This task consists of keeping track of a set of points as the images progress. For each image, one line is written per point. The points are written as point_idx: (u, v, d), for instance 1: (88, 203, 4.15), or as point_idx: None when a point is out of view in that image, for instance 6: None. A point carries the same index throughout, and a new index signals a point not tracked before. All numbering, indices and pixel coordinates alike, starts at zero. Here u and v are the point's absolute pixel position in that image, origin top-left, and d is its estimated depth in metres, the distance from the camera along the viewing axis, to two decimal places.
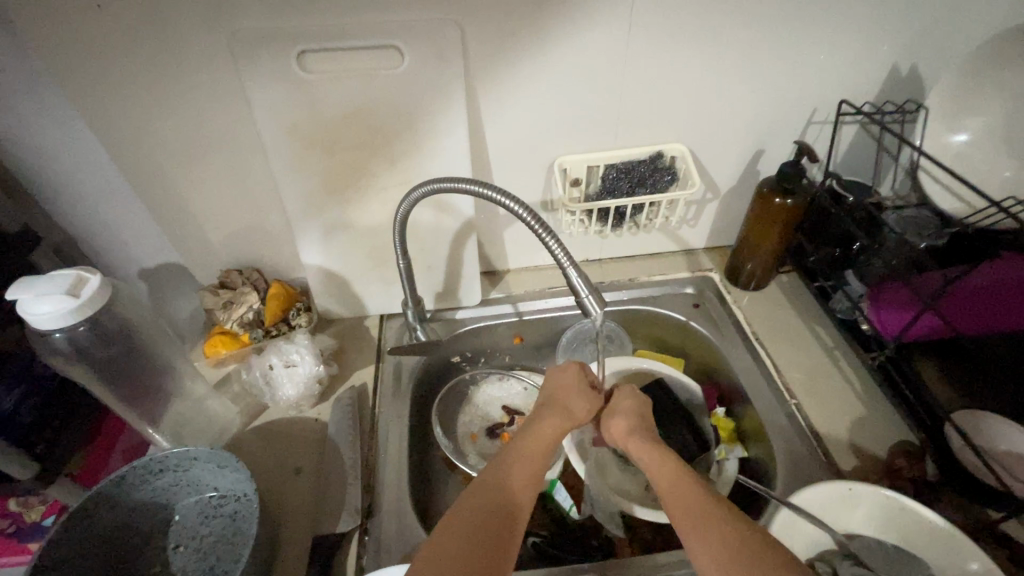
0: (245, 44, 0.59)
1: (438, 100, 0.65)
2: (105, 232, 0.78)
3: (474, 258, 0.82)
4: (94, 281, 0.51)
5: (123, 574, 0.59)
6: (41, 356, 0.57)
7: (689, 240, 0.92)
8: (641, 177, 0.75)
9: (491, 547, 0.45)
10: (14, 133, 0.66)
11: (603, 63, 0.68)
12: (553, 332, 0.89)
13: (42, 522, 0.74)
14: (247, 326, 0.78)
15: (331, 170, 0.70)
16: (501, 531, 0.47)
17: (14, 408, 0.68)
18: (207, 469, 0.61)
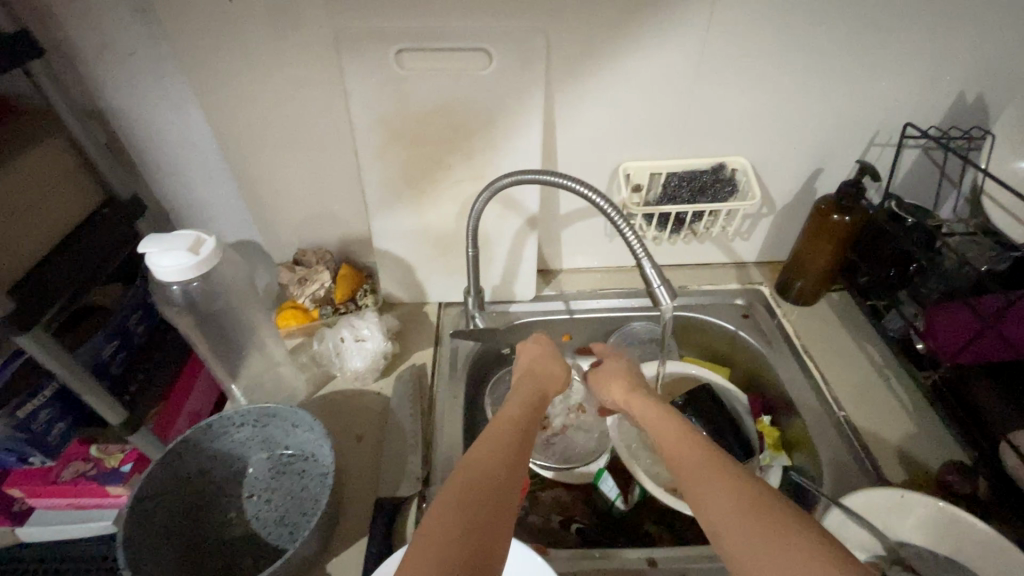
0: (352, 41, 0.65)
1: (519, 102, 0.70)
2: (197, 206, 0.85)
3: (533, 254, 0.85)
4: (210, 242, 0.57)
5: (202, 516, 0.63)
6: (155, 302, 0.65)
7: (741, 253, 0.94)
8: (702, 187, 0.78)
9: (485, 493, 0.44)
10: (134, 110, 0.73)
11: (676, 75, 0.71)
12: (602, 332, 0.92)
13: (120, 468, 0.79)
14: (317, 302, 0.83)
15: (412, 161, 0.74)
16: (502, 480, 0.45)
17: (111, 357, 0.75)
18: (282, 428, 0.65)
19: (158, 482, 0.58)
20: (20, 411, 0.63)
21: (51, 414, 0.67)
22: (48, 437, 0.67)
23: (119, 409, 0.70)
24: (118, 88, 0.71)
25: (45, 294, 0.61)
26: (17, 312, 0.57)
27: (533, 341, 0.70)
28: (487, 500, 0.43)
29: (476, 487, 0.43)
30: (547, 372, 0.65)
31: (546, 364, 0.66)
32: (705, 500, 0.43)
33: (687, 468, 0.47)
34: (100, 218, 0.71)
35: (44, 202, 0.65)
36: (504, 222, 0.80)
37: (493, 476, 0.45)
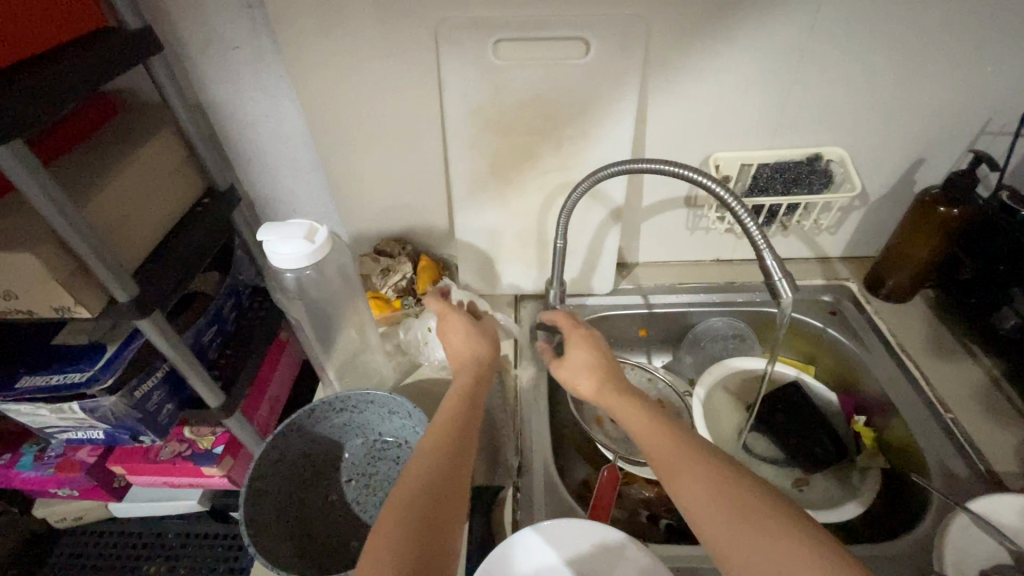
0: (452, 31, 0.65)
1: (615, 90, 0.69)
2: (285, 198, 0.87)
3: (615, 247, 0.83)
4: (322, 231, 0.58)
5: (307, 498, 0.65)
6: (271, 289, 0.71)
7: (827, 248, 0.91)
8: (797, 178, 0.75)
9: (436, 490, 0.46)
10: (233, 102, 0.75)
11: (778, 61, 0.69)
12: (679, 328, 0.90)
13: (212, 450, 0.82)
14: (399, 293, 0.84)
15: (502, 151, 0.74)
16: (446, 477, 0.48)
17: (208, 342, 0.78)
18: (378, 414, 0.66)
19: (267, 465, 0.60)
20: (138, 392, 0.66)
21: (161, 396, 0.70)
22: (160, 417, 0.71)
23: (218, 391, 0.73)
24: (223, 82, 0.73)
25: (164, 281, 0.64)
26: (141, 298, 0.60)
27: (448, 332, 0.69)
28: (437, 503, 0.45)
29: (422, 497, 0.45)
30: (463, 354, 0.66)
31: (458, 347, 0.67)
32: (686, 492, 0.46)
33: (664, 461, 0.49)
34: (202, 209, 0.74)
35: (159, 194, 0.68)
36: (588, 213, 0.79)
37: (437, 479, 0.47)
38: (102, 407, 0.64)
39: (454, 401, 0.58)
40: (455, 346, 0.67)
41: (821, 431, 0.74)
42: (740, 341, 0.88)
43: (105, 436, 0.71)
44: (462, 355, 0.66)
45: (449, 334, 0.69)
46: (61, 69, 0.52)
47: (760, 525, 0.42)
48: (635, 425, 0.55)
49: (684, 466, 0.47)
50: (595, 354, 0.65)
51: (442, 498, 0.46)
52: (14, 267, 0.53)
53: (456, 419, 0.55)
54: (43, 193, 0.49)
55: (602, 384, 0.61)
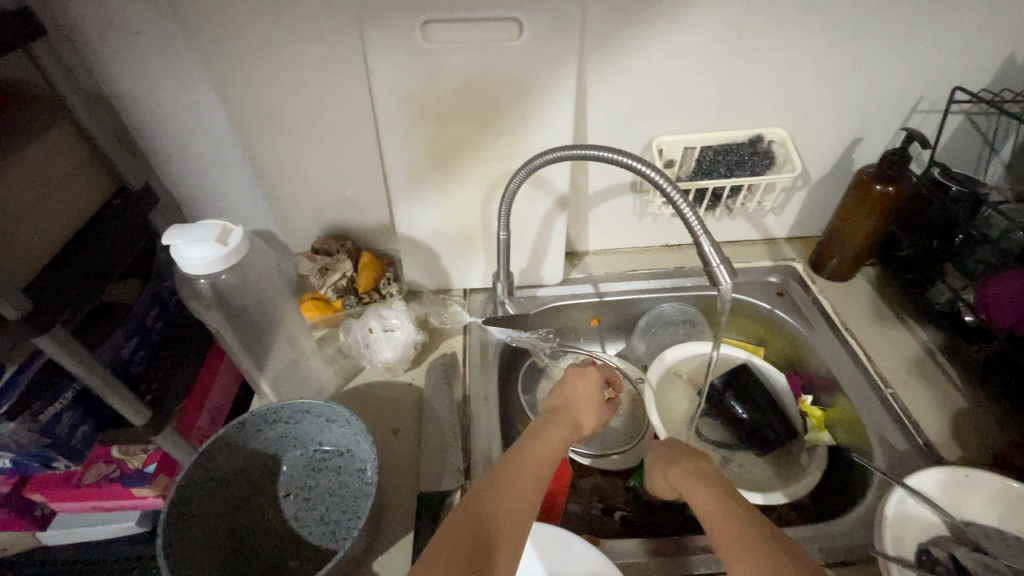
0: (374, 12, 0.60)
1: (552, 73, 0.66)
2: (210, 196, 0.81)
3: (562, 236, 0.81)
4: (238, 232, 0.54)
5: (241, 516, 0.62)
6: (188, 298, 0.66)
7: (773, 229, 0.91)
8: (739, 160, 0.75)
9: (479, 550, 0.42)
10: (140, 93, 0.69)
11: (715, 41, 0.67)
12: (631, 315, 0.89)
13: (144, 470, 0.76)
14: (340, 293, 0.80)
15: (439, 140, 0.71)
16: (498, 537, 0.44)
17: (130, 356, 0.72)
18: (316, 424, 0.63)
19: (192, 487, 0.56)
20: (43, 416, 0.60)
21: (74, 417, 0.64)
22: (74, 441, 0.65)
23: (141, 409, 0.68)
24: (125, 70, 0.67)
25: (65, 292, 0.58)
26: (34, 313, 0.54)
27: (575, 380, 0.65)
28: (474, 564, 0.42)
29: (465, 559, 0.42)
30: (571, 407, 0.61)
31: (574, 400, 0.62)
32: None
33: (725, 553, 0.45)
34: (113, 211, 0.68)
35: (55, 197, 0.61)
36: (533, 202, 0.76)
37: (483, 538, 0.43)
38: (2, 434, 0.59)
39: (538, 439, 0.55)
40: (565, 394, 0.63)
41: (770, 412, 0.74)
42: (691, 326, 0.88)
43: (13, 464, 0.65)
44: (570, 404, 0.62)
45: (573, 382, 0.64)
46: None
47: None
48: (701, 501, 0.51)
49: (749, 552, 0.44)
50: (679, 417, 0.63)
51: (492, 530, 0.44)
52: None
53: (537, 462, 0.52)
54: None
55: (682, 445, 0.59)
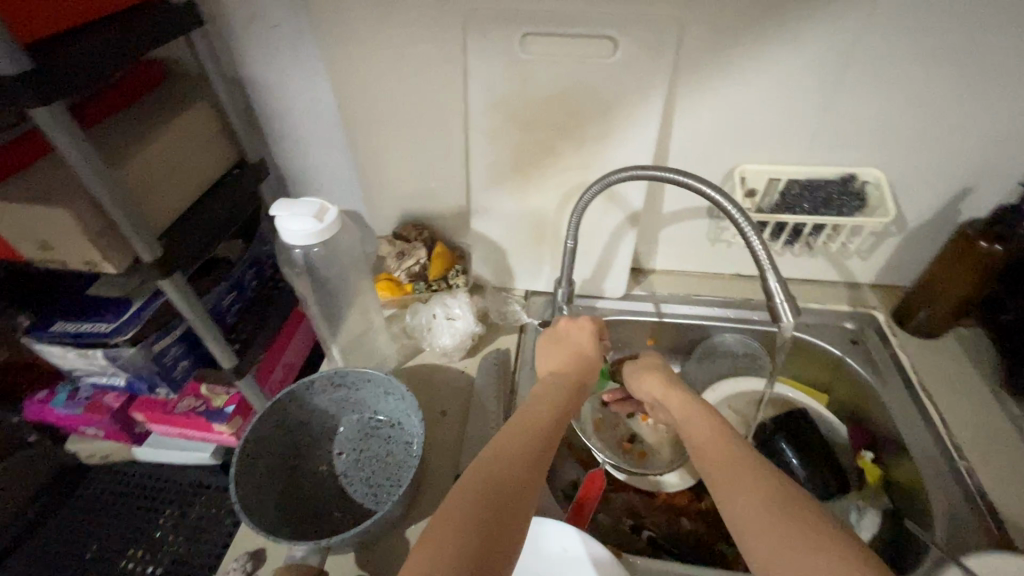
0: (480, 23, 0.65)
1: (641, 93, 0.68)
2: (312, 175, 0.90)
3: (630, 252, 0.82)
4: (333, 210, 0.59)
5: (298, 464, 0.68)
6: (284, 264, 0.74)
7: (857, 273, 0.86)
8: (826, 199, 0.72)
9: (505, 485, 0.46)
10: (267, 79, 0.78)
11: (815, 73, 0.66)
12: (689, 339, 0.88)
13: (223, 409, 0.86)
14: (412, 278, 0.86)
15: (522, 146, 0.74)
16: (521, 480, 0.47)
17: (229, 306, 0.82)
18: (374, 393, 0.68)
19: (263, 430, 0.63)
20: (155, 347, 0.70)
21: (178, 352, 0.74)
22: (174, 372, 0.75)
23: (231, 353, 0.77)
24: (260, 58, 0.76)
25: (188, 245, 0.68)
26: (162, 258, 0.63)
27: (571, 332, 0.70)
28: (503, 496, 0.45)
29: (498, 489, 0.45)
30: (560, 361, 0.66)
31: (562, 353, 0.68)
32: (739, 498, 0.46)
33: (723, 468, 0.49)
34: (232, 179, 0.78)
35: (191, 161, 0.71)
36: (605, 215, 0.78)
37: (504, 472, 0.47)
38: (122, 357, 0.69)
39: (541, 402, 0.58)
40: (554, 359, 0.67)
41: (824, 464, 0.71)
42: (751, 361, 0.86)
43: (126, 384, 0.76)
44: (562, 365, 0.66)
45: (552, 343, 0.69)
46: (105, 38, 0.56)
47: (821, 548, 0.40)
48: (697, 429, 0.56)
49: (742, 482, 0.47)
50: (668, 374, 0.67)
51: (510, 475, 0.47)
52: (50, 220, 0.56)
53: (541, 417, 0.55)
54: (76, 149, 0.52)
55: (680, 393, 0.62)
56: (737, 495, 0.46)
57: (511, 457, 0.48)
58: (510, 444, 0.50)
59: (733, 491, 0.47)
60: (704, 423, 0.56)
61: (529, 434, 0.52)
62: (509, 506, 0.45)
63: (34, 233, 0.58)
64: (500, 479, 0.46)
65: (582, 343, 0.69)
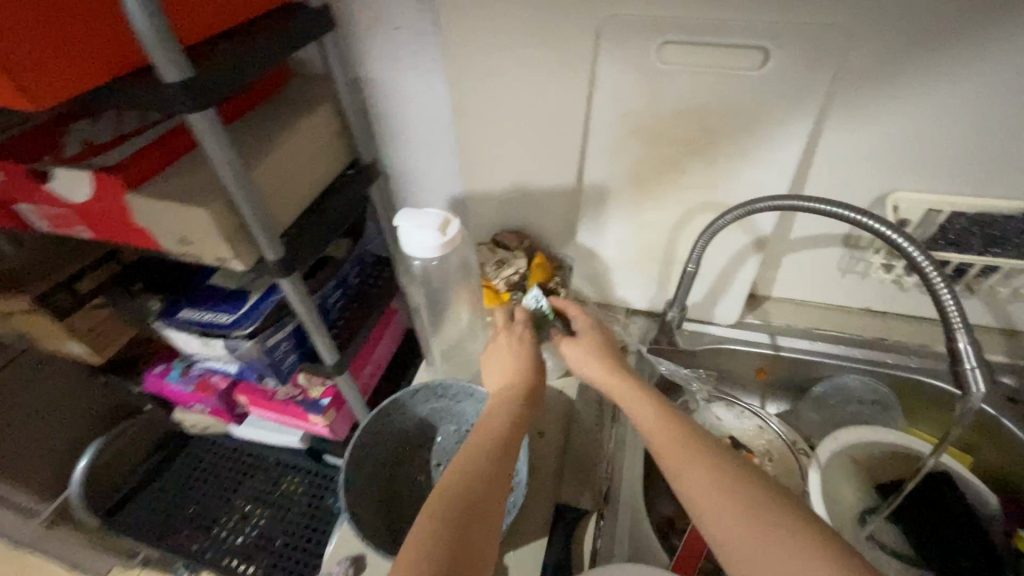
0: (617, 29, 0.61)
1: (788, 110, 0.61)
2: (416, 177, 0.90)
3: (749, 278, 0.76)
4: (455, 224, 0.58)
5: (397, 471, 0.68)
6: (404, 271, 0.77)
7: (1017, 320, 0.75)
8: (1000, 237, 0.63)
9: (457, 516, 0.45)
10: (385, 80, 0.78)
11: (1008, 93, 0.56)
12: (805, 377, 0.80)
13: (320, 400, 0.89)
14: (511, 287, 0.80)
15: (645, 160, 0.70)
16: (475, 506, 0.46)
17: (333, 303, 0.84)
18: (474, 407, 0.67)
19: (369, 435, 0.64)
20: (269, 340, 0.72)
21: (287, 346, 0.77)
22: (283, 365, 0.77)
23: (334, 350, 0.78)
24: (382, 60, 0.76)
25: (306, 246, 0.69)
26: (285, 259, 0.65)
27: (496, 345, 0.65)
28: (461, 529, 0.44)
29: (454, 523, 0.44)
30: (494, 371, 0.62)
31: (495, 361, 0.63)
32: (693, 483, 0.46)
33: (670, 451, 0.49)
34: (347, 180, 0.79)
35: (312, 162, 0.73)
36: (726, 239, 0.72)
37: (458, 501, 0.46)
38: (240, 348, 0.72)
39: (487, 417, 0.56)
40: (500, 373, 0.62)
41: (958, 528, 0.63)
42: (878, 409, 0.77)
43: (238, 372, 0.80)
44: (511, 377, 0.61)
45: (492, 358, 0.64)
46: (253, 44, 0.57)
47: (769, 524, 0.42)
48: (640, 413, 0.54)
49: (695, 464, 0.47)
50: (608, 356, 0.62)
51: (466, 505, 0.46)
52: (191, 218, 0.58)
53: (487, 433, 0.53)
54: (222, 153, 0.53)
55: (620, 379, 0.58)
56: (690, 481, 0.46)
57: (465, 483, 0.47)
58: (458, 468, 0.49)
59: (686, 477, 0.47)
60: (643, 405, 0.54)
61: (474, 455, 0.50)
62: (467, 536, 0.44)
63: (174, 229, 0.60)
64: (456, 508, 0.45)
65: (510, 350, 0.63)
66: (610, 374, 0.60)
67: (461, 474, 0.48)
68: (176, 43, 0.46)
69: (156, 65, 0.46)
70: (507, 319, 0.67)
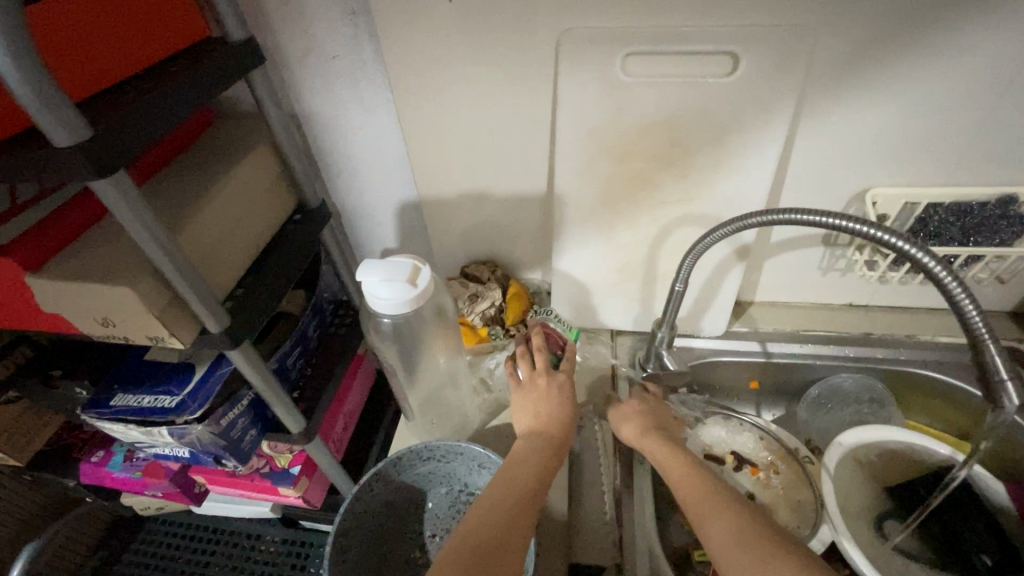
0: (576, 44, 0.57)
1: (762, 116, 0.58)
2: (372, 213, 0.83)
3: (734, 288, 0.73)
4: (426, 272, 0.52)
5: (389, 551, 0.61)
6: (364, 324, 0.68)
7: (995, 301, 0.75)
8: (979, 224, 0.62)
9: (477, 560, 0.44)
10: (327, 114, 0.71)
11: (975, 81, 0.55)
12: (799, 382, 0.78)
13: (289, 469, 0.81)
14: (486, 321, 0.78)
15: (616, 178, 0.66)
16: (499, 547, 0.45)
17: (293, 362, 0.76)
18: (466, 466, 0.61)
19: (351, 518, 0.56)
20: (223, 420, 0.63)
21: (245, 422, 0.68)
22: (242, 444, 0.68)
23: (299, 417, 0.70)
24: (321, 92, 0.69)
25: (254, 308, 0.61)
26: (231, 329, 0.57)
27: (545, 380, 0.62)
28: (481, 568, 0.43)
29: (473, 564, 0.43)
30: (539, 412, 0.60)
31: (546, 402, 0.60)
32: (718, 541, 0.46)
33: (699, 509, 0.49)
34: (294, 227, 0.71)
35: (252, 212, 0.65)
36: (709, 250, 0.69)
37: (481, 542, 0.45)
38: (190, 434, 0.62)
39: (523, 462, 0.54)
40: (533, 418, 0.59)
41: (977, 523, 0.62)
42: (877, 406, 0.75)
43: (190, 455, 0.70)
44: (545, 424, 0.59)
45: (527, 399, 0.61)
46: (169, 91, 0.49)
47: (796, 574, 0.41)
48: (671, 469, 0.55)
49: (719, 519, 0.47)
50: (645, 417, 0.64)
51: (490, 544, 0.45)
52: (112, 299, 0.50)
53: (526, 477, 0.52)
54: (139, 221, 0.45)
55: (654, 433, 0.60)
56: (715, 538, 0.46)
57: (491, 522, 0.47)
58: (487, 510, 0.49)
59: (711, 534, 0.47)
60: (674, 464, 0.55)
61: (506, 499, 0.50)
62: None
63: (91, 310, 0.51)
64: (478, 549, 0.45)
65: (557, 392, 0.61)
66: (644, 435, 0.60)
67: (488, 518, 0.48)
68: (63, 96, 0.38)
69: (42, 127, 0.38)
70: (533, 368, 0.64)
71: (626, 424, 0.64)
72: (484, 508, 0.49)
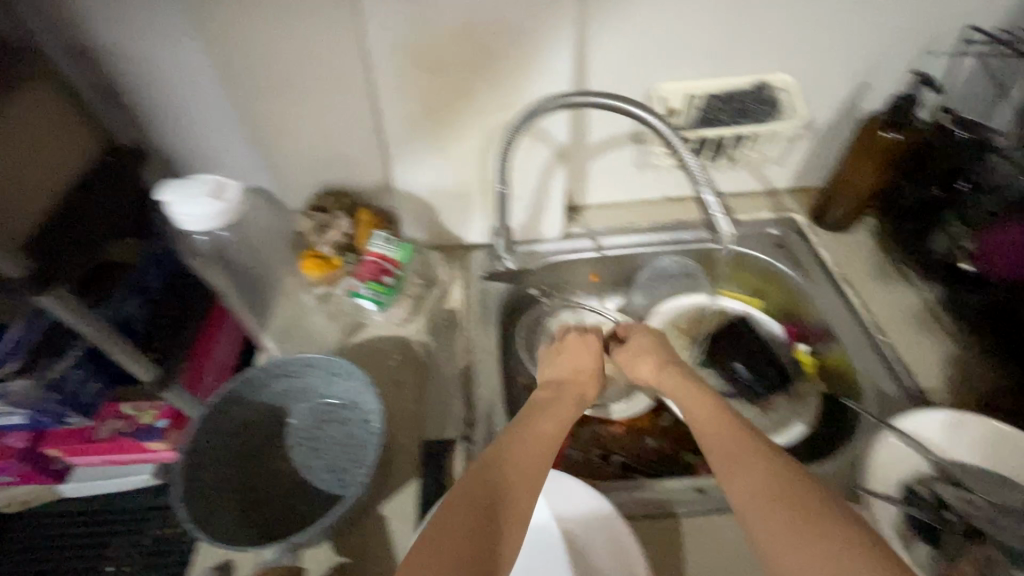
0: None
1: (550, 18, 0.64)
2: (199, 153, 0.80)
3: (560, 190, 0.81)
4: (232, 187, 0.55)
5: (256, 466, 0.64)
6: None
7: (775, 179, 0.89)
8: (742, 108, 0.73)
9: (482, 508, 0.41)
10: (120, 44, 0.66)
11: None
12: (628, 271, 0.88)
13: (155, 425, 0.75)
14: (338, 250, 0.77)
15: (433, 91, 0.69)
16: (510, 497, 0.42)
17: (133, 315, 0.73)
18: (320, 376, 0.64)
19: (203, 440, 0.58)
20: (51, 373, 0.64)
21: (82, 375, 0.68)
22: (83, 397, 0.70)
23: (148, 365, 0.68)
24: (106, 18, 0.64)
25: (64, 250, 0.58)
26: (37, 270, 0.54)
27: (572, 338, 0.64)
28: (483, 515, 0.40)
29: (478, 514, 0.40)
30: (570, 367, 0.61)
31: (573, 360, 0.62)
32: (740, 485, 0.43)
33: (728, 450, 0.46)
34: (107, 166, 0.68)
35: (46, 151, 0.61)
36: (531, 156, 0.75)
37: (486, 491, 0.42)
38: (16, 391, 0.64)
39: (544, 413, 0.53)
40: (559, 371, 0.61)
41: (765, 363, 0.76)
42: (688, 279, 0.87)
43: (28, 420, 0.71)
44: (569, 377, 0.60)
45: (557, 360, 0.62)
46: None
47: (833, 537, 0.38)
48: (694, 407, 0.52)
49: (746, 460, 0.44)
50: (661, 353, 0.62)
51: (499, 492, 0.42)
52: None
53: (547, 428, 0.50)
54: None
55: (679, 373, 0.58)
56: (737, 482, 0.43)
57: (503, 470, 0.44)
58: (500, 456, 0.46)
59: (735, 478, 0.44)
60: (695, 400, 0.53)
61: (527, 445, 0.47)
62: (492, 530, 0.40)
63: None
64: (483, 497, 0.42)
65: (591, 350, 0.63)
66: (662, 372, 0.59)
67: (500, 464, 0.45)
68: None
69: None
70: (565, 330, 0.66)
71: (640, 362, 0.62)
72: (496, 453, 0.46)
